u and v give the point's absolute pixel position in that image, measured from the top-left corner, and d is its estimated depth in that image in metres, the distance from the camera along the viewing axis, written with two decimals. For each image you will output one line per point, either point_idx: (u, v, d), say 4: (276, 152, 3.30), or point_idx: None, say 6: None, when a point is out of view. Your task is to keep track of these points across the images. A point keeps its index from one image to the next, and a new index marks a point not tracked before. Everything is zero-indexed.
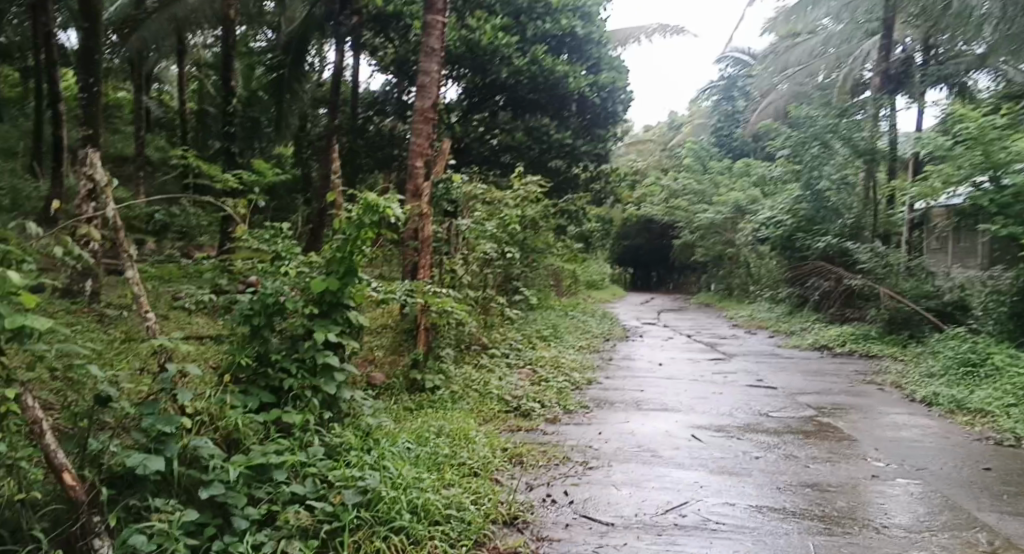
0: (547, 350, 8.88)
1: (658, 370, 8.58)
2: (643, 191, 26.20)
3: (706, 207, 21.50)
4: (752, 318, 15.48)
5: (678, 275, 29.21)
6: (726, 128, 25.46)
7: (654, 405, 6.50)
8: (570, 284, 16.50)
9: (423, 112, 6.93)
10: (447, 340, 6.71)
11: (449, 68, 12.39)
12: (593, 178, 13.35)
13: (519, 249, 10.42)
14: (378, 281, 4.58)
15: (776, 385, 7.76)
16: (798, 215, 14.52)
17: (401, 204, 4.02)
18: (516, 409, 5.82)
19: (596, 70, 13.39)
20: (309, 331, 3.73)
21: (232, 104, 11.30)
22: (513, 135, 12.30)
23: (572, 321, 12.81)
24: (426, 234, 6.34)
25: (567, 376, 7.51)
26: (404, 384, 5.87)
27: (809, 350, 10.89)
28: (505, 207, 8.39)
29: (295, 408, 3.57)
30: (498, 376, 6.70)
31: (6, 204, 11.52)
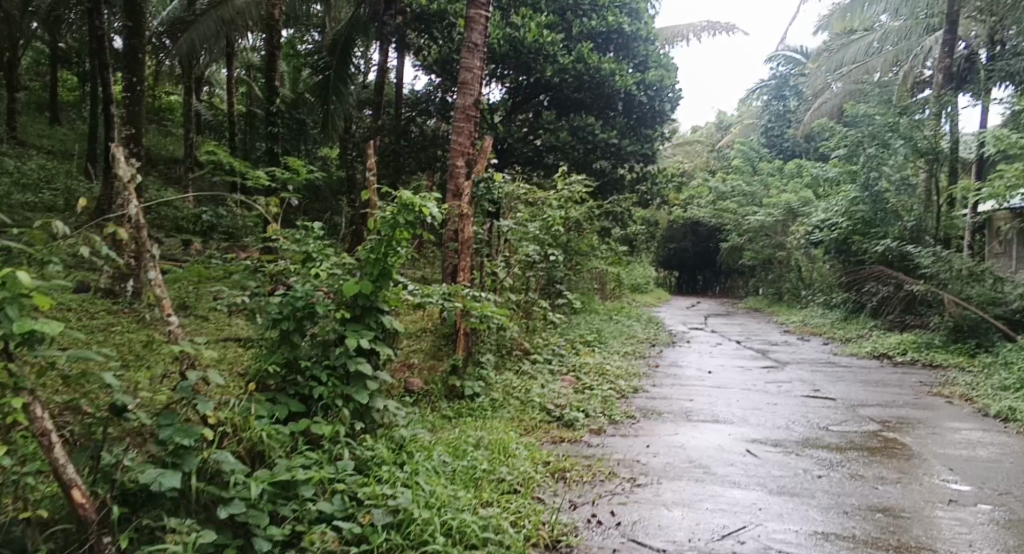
0: (591, 356, 8.60)
1: (708, 379, 8.21)
2: (689, 193, 25.64)
3: (755, 209, 20.92)
4: (804, 324, 14.93)
5: (725, 279, 28.53)
6: (776, 128, 24.95)
7: (704, 416, 6.17)
8: (614, 288, 16.14)
9: (465, 110, 6.72)
10: (488, 345, 6.48)
11: (492, 67, 12.21)
12: (640, 179, 13.00)
13: (562, 252, 10.14)
14: (415, 285, 4.38)
15: (834, 396, 7.34)
16: (854, 218, 13.93)
17: (438, 203, 3.82)
18: (558, 418, 5.56)
19: (643, 68, 13.00)
20: (341, 336, 3.55)
21: (275, 104, 11.34)
22: (557, 135, 12.03)
23: (617, 326, 12.46)
24: (467, 236, 6.12)
25: (612, 383, 7.22)
26: (442, 391, 5.67)
27: (867, 358, 10.37)
28: (549, 207, 8.15)
29: (325, 418, 3.38)
30: (540, 384, 6.45)
31: (59, 205, 11.77)
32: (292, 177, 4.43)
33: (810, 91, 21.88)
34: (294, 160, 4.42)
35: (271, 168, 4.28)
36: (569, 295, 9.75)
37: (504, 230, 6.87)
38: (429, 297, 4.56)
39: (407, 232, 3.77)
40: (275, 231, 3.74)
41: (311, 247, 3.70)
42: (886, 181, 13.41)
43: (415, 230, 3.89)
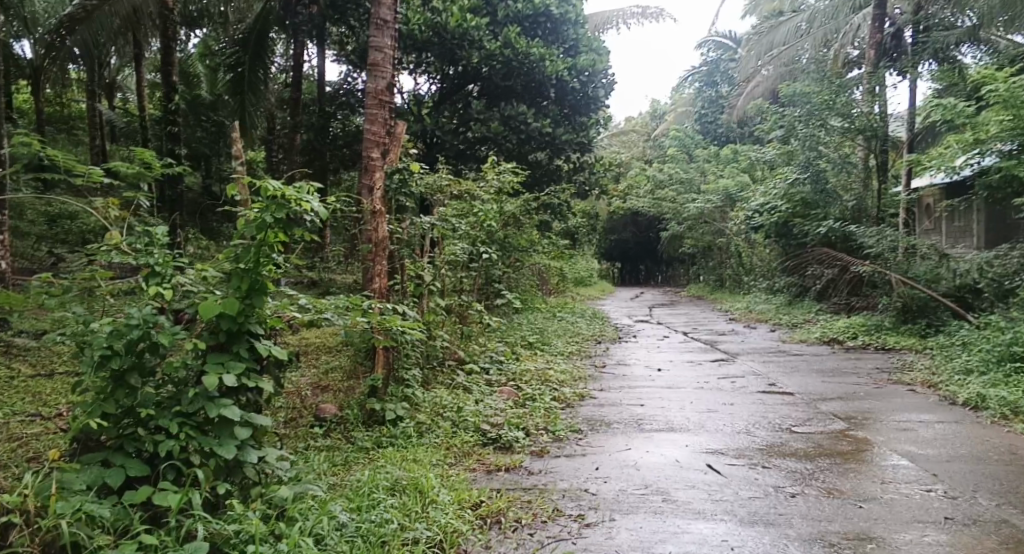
0: (533, 360, 7.94)
1: (658, 378, 7.61)
2: (628, 183, 25.29)
3: (694, 196, 20.64)
4: (750, 311, 14.63)
5: (666, 267, 28.36)
6: (710, 114, 24.84)
7: (658, 424, 5.54)
8: (556, 283, 15.52)
9: (377, 95, 5.84)
10: (413, 360, 5.71)
11: (414, 55, 11.43)
12: (577, 169, 12.35)
13: (497, 249, 9.44)
14: (305, 298, 3.60)
15: (793, 391, 6.84)
16: (793, 201, 13.66)
17: (322, 196, 3.03)
18: (494, 440, 4.86)
19: (574, 52, 12.38)
20: (197, 372, 2.78)
21: (174, 101, 10.34)
22: (487, 125, 11.31)
23: (560, 324, 11.83)
24: (379, 236, 5.41)
25: (555, 391, 6.55)
26: (361, 417, 4.92)
27: (818, 345, 10.01)
28: (480, 202, 7.43)
29: (174, 483, 2.61)
30: (476, 399, 5.75)
31: None
32: (146, 173, 3.57)
33: (741, 77, 21.74)
34: (145, 148, 3.55)
35: (117, 161, 3.43)
36: (508, 295, 9.03)
37: (429, 228, 6.12)
38: (329, 312, 3.79)
39: (284, 234, 3.00)
40: (113, 240, 2.91)
41: (158, 258, 2.89)
42: (826, 161, 13.14)
43: (295, 232, 3.12)
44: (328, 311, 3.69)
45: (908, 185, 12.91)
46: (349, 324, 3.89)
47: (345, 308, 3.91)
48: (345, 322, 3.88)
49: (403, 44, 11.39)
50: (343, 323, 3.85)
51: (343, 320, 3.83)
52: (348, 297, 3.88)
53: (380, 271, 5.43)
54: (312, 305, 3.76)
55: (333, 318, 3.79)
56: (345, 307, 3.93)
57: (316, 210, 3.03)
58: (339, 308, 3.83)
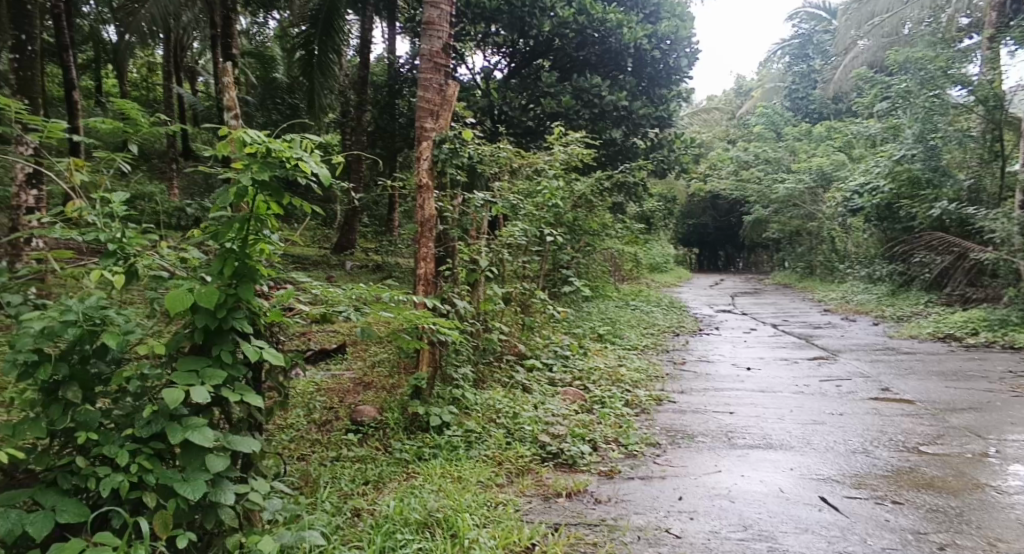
0: (603, 354, 7.18)
1: (746, 379, 6.70)
2: (709, 164, 23.97)
3: (783, 177, 19.23)
4: (846, 301, 13.37)
5: (749, 253, 26.89)
6: (801, 89, 23.16)
7: (751, 438, 4.69)
8: (631, 268, 14.62)
9: (432, 57, 5.03)
10: (466, 356, 5.03)
11: (481, 24, 10.66)
12: (655, 146, 11.37)
13: (566, 230, 8.69)
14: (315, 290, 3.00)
15: (910, 397, 5.82)
16: (899, 180, 12.33)
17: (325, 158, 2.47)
18: (554, 455, 4.16)
19: (655, 19, 11.42)
20: (160, 382, 2.28)
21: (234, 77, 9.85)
22: (558, 99, 10.47)
23: (634, 313, 10.97)
24: (427, 214, 4.75)
25: (628, 393, 5.77)
26: (404, 423, 4.29)
27: (930, 341, 8.83)
28: (547, 178, 6.68)
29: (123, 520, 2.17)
30: (536, 403, 5.03)
31: None
32: (129, 130, 2.97)
33: (837, 49, 20.09)
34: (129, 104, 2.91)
35: (92, 118, 2.81)
36: (578, 282, 8.23)
37: (486, 208, 5.41)
38: (345, 303, 3.14)
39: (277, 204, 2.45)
40: (70, 212, 2.35)
41: (122, 235, 2.31)
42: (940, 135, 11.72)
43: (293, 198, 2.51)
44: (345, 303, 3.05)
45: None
46: (371, 318, 3.22)
47: (365, 299, 3.22)
48: (365, 316, 3.21)
49: (470, 14, 10.66)
50: (363, 318, 3.19)
51: (362, 314, 3.17)
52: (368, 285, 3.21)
53: (426, 256, 4.78)
54: (326, 296, 3.13)
55: (349, 315, 3.13)
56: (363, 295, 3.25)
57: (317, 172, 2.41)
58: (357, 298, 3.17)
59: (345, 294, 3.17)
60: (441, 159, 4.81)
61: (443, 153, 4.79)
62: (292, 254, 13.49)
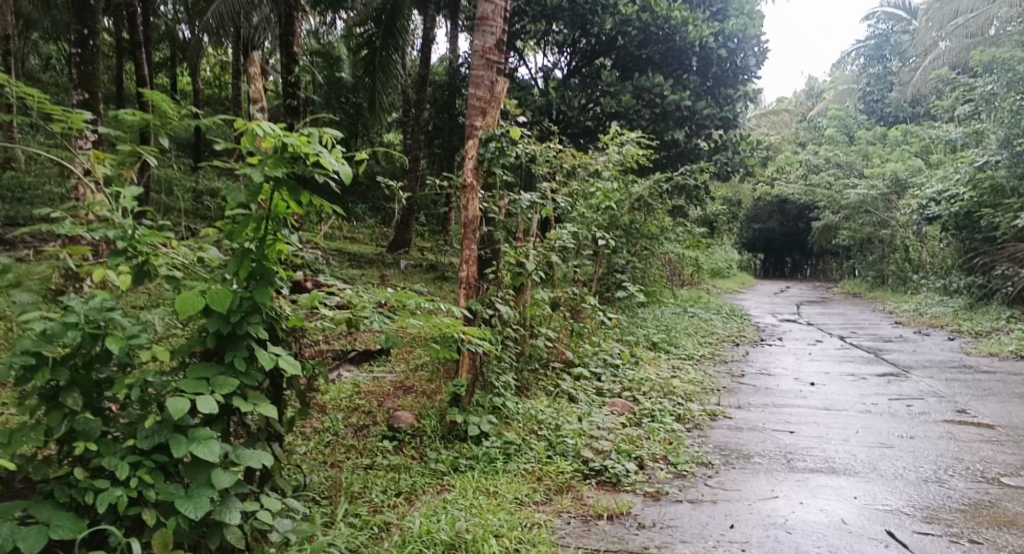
0: (656, 363, 6.90)
1: (808, 395, 6.33)
2: (776, 168, 23.18)
3: (854, 182, 18.40)
4: (920, 314, 12.66)
5: (816, 261, 25.91)
6: (876, 92, 22.18)
7: (812, 461, 4.37)
8: (691, 273, 14.20)
9: (486, 53, 4.85)
10: (509, 362, 4.86)
11: (542, 22, 10.46)
12: (718, 149, 10.97)
13: (622, 234, 8.42)
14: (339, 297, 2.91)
15: (990, 421, 5.35)
16: (981, 188, 11.58)
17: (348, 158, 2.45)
18: (597, 471, 3.94)
19: (722, 17, 11.00)
20: (167, 390, 2.31)
21: (294, 73, 9.88)
22: (618, 99, 10.19)
23: (691, 320, 10.60)
24: (472, 215, 4.62)
25: (680, 406, 5.49)
26: (441, 431, 4.14)
27: (1013, 360, 8.21)
28: (601, 179, 6.44)
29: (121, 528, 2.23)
30: (581, 415, 4.81)
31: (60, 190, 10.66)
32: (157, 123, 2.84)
33: (917, 50, 19.13)
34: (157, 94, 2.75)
35: (120, 109, 2.70)
36: (632, 287, 7.95)
37: (535, 210, 5.23)
38: (368, 311, 3.00)
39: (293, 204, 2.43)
40: (87, 208, 2.35)
41: (133, 231, 2.34)
42: None
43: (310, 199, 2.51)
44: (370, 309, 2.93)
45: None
46: (397, 324, 3.08)
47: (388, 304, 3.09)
48: (389, 322, 3.07)
49: (530, 12, 10.48)
50: (388, 325, 3.05)
51: (385, 323, 3.03)
52: (392, 291, 3.07)
53: (470, 259, 4.64)
54: (353, 300, 3.02)
55: (373, 321, 2.99)
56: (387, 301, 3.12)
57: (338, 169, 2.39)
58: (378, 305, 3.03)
59: (370, 300, 3.03)
60: (488, 158, 4.62)
61: (490, 152, 4.59)
62: (348, 251, 13.57)
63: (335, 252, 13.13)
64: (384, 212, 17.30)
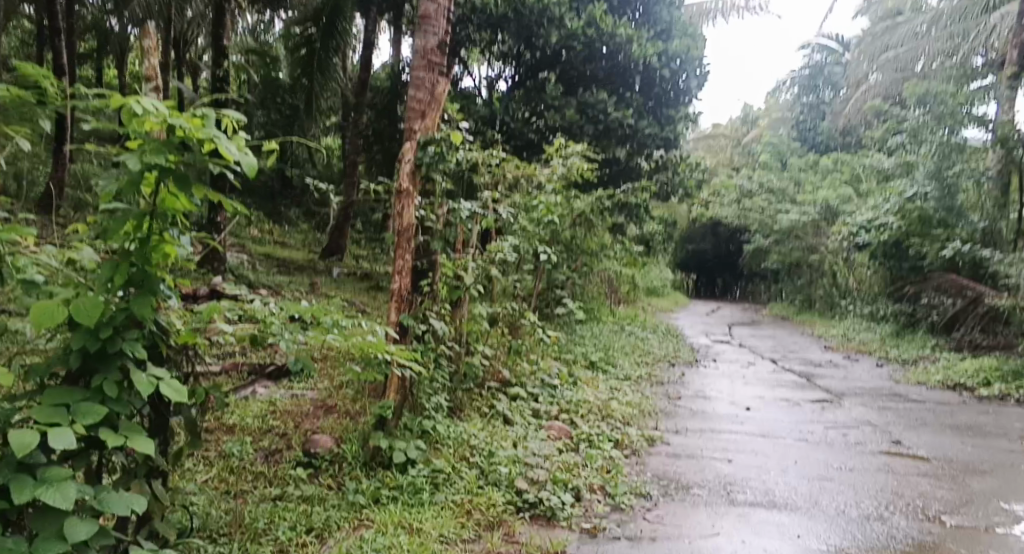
0: (593, 384, 6.70)
1: (745, 420, 6.22)
2: (712, 190, 23.59)
3: (786, 208, 18.82)
4: (847, 339, 12.92)
5: (746, 283, 26.50)
6: (809, 121, 22.84)
7: (752, 493, 4.21)
8: (628, 291, 14.16)
9: (427, 54, 4.53)
10: (441, 383, 4.54)
11: (487, 30, 10.21)
12: (659, 168, 10.94)
13: (562, 249, 8.21)
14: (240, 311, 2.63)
15: (924, 453, 5.31)
16: (908, 218, 11.92)
17: (252, 153, 2.10)
18: (531, 503, 3.67)
19: (666, 37, 11.01)
20: (14, 417, 1.94)
21: (224, 67, 9.34)
22: (562, 113, 10.03)
23: (628, 339, 10.48)
24: (405, 222, 4.21)
25: (619, 430, 5.27)
26: (362, 458, 3.79)
27: (938, 389, 8.35)
28: (543, 193, 6.21)
29: None
30: (515, 440, 4.54)
31: None
32: (36, 99, 2.46)
33: (848, 82, 19.76)
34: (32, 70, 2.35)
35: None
36: (572, 304, 7.74)
37: (474, 220, 4.95)
38: (276, 327, 2.75)
39: (184, 197, 2.13)
40: None
41: None
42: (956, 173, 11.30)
43: (206, 194, 2.22)
44: (280, 322, 2.68)
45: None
46: (302, 342, 2.81)
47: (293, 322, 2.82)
48: (295, 341, 2.80)
49: (477, 19, 10.23)
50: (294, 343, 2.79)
51: (291, 341, 2.78)
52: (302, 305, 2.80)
53: (402, 270, 4.20)
54: (258, 316, 2.72)
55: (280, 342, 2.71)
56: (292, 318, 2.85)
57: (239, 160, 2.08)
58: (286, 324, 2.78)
59: (277, 316, 2.77)
60: (427, 164, 4.25)
61: (429, 157, 4.22)
62: (277, 256, 12.98)
63: (263, 257, 12.54)
64: (318, 217, 16.71)
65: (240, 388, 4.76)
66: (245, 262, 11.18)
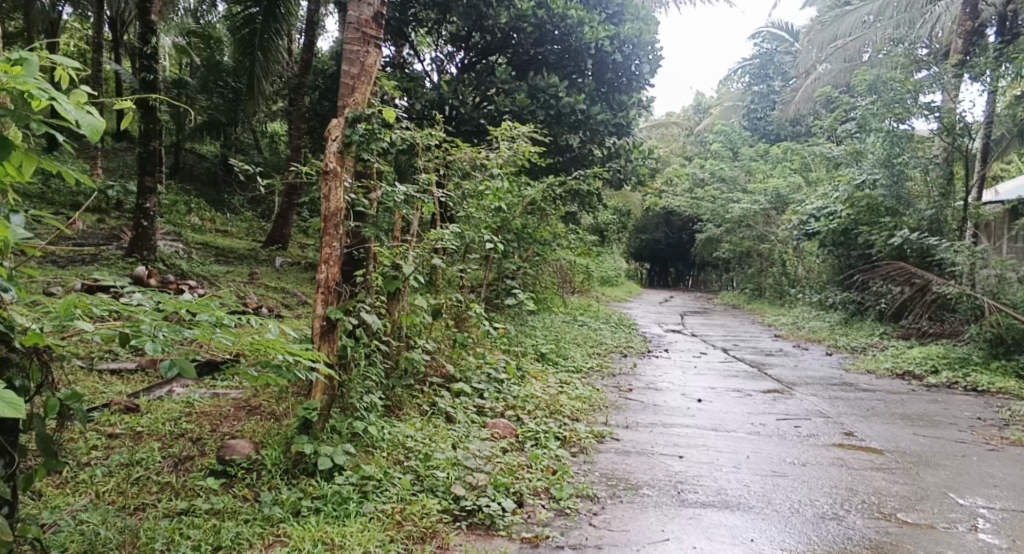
0: (542, 377, 6.45)
1: (697, 413, 6.04)
2: (665, 179, 23.58)
3: (738, 197, 18.89)
4: (797, 327, 12.97)
5: (699, 271, 26.64)
6: (760, 110, 22.96)
7: (705, 494, 3.99)
8: (582, 280, 13.98)
9: (363, 26, 4.16)
10: (376, 381, 4.20)
11: (434, 11, 9.88)
12: (611, 155, 10.71)
13: (511, 238, 7.94)
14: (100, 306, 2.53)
15: (878, 445, 5.20)
16: (857, 207, 11.99)
17: (91, 114, 2.29)
18: (469, 513, 3.38)
19: (617, 20, 10.75)
20: None
21: (152, 44, 8.80)
22: (512, 97, 9.68)
23: (581, 330, 10.28)
24: (334, 206, 3.78)
25: (568, 427, 5.03)
26: (283, 465, 3.45)
27: (888, 377, 8.34)
28: (489, 180, 5.91)
29: None
30: (455, 440, 4.24)
31: None
32: None
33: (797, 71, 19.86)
34: None
35: None
36: (521, 294, 7.47)
37: (413, 206, 4.59)
38: (147, 325, 2.56)
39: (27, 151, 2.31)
40: None
41: None
42: (904, 161, 11.38)
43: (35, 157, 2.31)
44: (148, 321, 2.54)
45: (978, 194, 11.26)
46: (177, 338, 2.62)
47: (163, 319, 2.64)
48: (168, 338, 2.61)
49: None
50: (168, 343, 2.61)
51: (164, 339, 2.59)
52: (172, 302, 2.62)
53: (329, 259, 3.76)
54: (127, 313, 2.57)
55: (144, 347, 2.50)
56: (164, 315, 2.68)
57: (76, 119, 2.26)
58: (159, 323, 2.58)
59: (149, 313, 2.61)
60: (358, 143, 3.86)
61: (359, 136, 3.84)
62: (216, 245, 12.41)
63: (200, 246, 11.98)
64: (263, 205, 16.11)
65: (155, 388, 4.42)
66: (179, 251, 10.64)
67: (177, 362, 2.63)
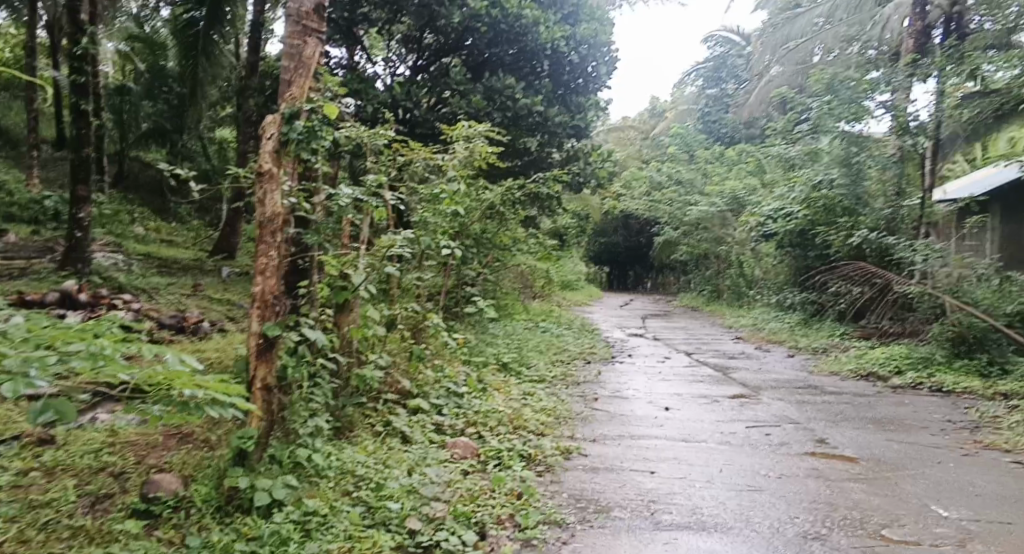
0: (503, 389, 6.14)
1: (665, 423, 5.80)
2: (622, 182, 23.51)
3: (695, 199, 18.88)
4: (758, 329, 12.92)
5: (657, 274, 26.68)
6: (714, 113, 23.11)
7: (679, 514, 3.74)
8: (542, 285, 13.70)
9: (304, 17, 3.81)
10: (323, 403, 3.84)
11: (386, 10, 9.45)
12: (570, 158, 10.48)
13: (468, 244, 7.61)
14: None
15: (851, 453, 5.03)
16: (815, 207, 11.97)
17: None
18: (428, 549, 3.06)
19: (574, 20, 10.53)
20: None
21: (82, 44, 8.21)
22: (467, 98, 9.32)
23: (542, 337, 10.00)
24: (271, 211, 3.42)
25: (532, 444, 4.73)
26: (215, 502, 3.09)
27: (853, 379, 8.26)
28: (444, 183, 5.58)
29: None
30: (412, 464, 3.90)
31: None
32: None
33: (751, 73, 19.99)
34: None
35: None
36: (481, 303, 7.14)
37: (361, 212, 4.25)
38: (14, 361, 2.31)
39: None
40: None
41: None
42: (861, 162, 11.39)
43: None
44: (10, 361, 2.26)
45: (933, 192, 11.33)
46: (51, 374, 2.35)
47: (35, 350, 2.41)
48: (41, 373, 2.35)
49: None
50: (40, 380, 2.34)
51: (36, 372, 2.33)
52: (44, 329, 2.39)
53: (266, 270, 3.39)
54: None
55: (1, 390, 2.21)
56: (39, 345, 2.43)
57: None
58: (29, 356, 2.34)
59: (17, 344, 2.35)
60: (296, 142, 3.50)
61: (298, 133, 3.48)
62: (160, 256, 11.81)
63: (143, 256, 11.37)
64: (210, 213, 15.47)
65: (76, 416, 3.99)
66: (119, 263, 10.05)
67: (49, 405, 2.30)
